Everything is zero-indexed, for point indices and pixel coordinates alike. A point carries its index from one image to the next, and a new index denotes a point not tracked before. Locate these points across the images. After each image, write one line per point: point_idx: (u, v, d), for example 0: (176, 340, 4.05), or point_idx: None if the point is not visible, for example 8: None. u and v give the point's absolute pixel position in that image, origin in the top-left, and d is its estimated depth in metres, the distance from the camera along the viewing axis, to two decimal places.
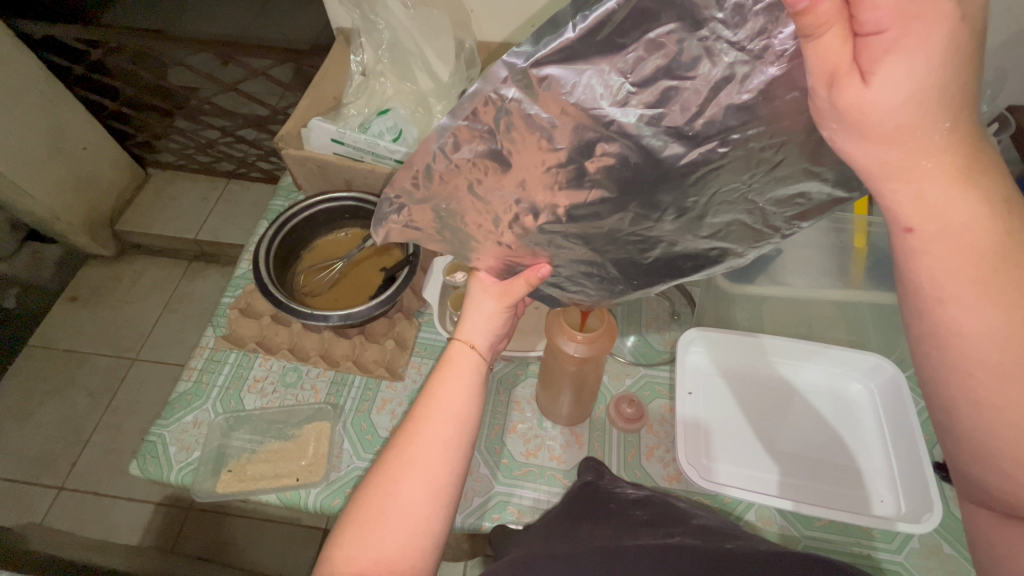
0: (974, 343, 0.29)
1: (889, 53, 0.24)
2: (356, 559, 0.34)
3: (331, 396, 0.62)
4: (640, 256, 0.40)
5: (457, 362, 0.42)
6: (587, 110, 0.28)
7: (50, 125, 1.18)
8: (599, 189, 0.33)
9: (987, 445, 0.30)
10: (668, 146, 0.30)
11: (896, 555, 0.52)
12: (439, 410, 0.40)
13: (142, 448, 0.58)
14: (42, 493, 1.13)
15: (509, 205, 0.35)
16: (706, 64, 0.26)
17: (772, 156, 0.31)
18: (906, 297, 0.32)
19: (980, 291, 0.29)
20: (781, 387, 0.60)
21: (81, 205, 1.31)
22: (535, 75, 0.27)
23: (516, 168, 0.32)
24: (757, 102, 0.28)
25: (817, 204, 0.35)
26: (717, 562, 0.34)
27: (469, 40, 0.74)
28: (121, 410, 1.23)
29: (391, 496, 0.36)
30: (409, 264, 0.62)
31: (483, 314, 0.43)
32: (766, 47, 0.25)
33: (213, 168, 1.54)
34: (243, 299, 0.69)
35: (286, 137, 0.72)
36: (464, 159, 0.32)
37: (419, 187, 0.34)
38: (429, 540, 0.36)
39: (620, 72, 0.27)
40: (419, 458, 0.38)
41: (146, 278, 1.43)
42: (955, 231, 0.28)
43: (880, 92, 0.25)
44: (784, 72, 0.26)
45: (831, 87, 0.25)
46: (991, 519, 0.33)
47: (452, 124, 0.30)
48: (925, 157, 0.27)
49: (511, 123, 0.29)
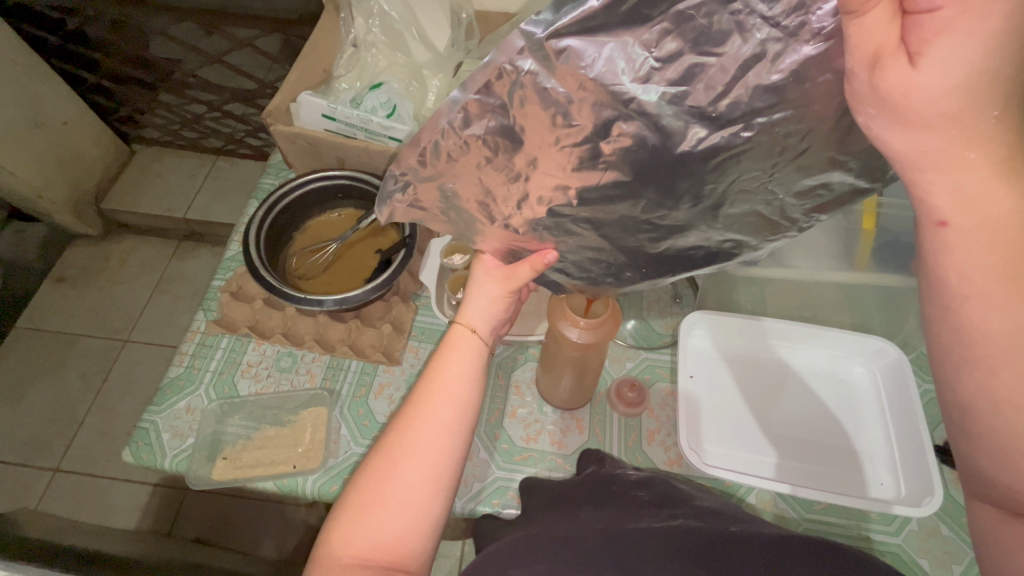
0: (998, 342, 0.28)
1: (943, 33, 0.23)
2: (355, 542, 0.34)
3: (328, 381, 0.61)
4: (650, 245, 0.38)
5: (460, 347, 0.40)
6: (608, 86, 0.27)
7: (25, 96, 1.13)
8: (613, 172, 0.32)
9: (1003, 444, 0.29)
10: (689, 129, 0.29)
11: (894, 536, 0.53)
12: (438, 394, 0.38)
13: (134, 435, 0.57)
14: (37, 475, 1.12)
15: (520, 185, 0.33)
16: (736, 39, 0.25)
17: (798, 143, 0.30)
18: (929, 292, 0.31)
19: (1008, 288, 0.28)
20: (781, 371, 0.60)
21: (64, 182, 1.26)
22: (552, 46, 0.25)
23: (527, 146, 0.30)
24: (788, 85, 0.26)
25: (836, 195, 0.34)
26: (719, 545, 0.33)
27: (466, 11, 0.70)
28: (115, 392, 1.22)
29: (390, 483, 0.35)
30: (406, 247, 0.60)
31: (485, 299, 0.42)
32: (802, 24, 0.24)
33: (201, 144, 1.49)
34: (235, 281, 0.67)
35: (274, 112, 0.68)
36: (474, 136, 0.30)
37: (425, 165, 0.32)
38: (429, 528, 0.35)
39: (643, 46, 0.25)
40: (419, 444, 0.36)
41: (135, 258, 1.40)
42: (989, 225, 0.27)
43: (929, 76, 0.24)
44: (820, 52, 0.25)
45: (873, 69, 0.24)
46: (998, 520, 0.32)
47: (463, 98, 0.28)
48: (968, 148, 0.26)
49: (525, 97, 0.28)
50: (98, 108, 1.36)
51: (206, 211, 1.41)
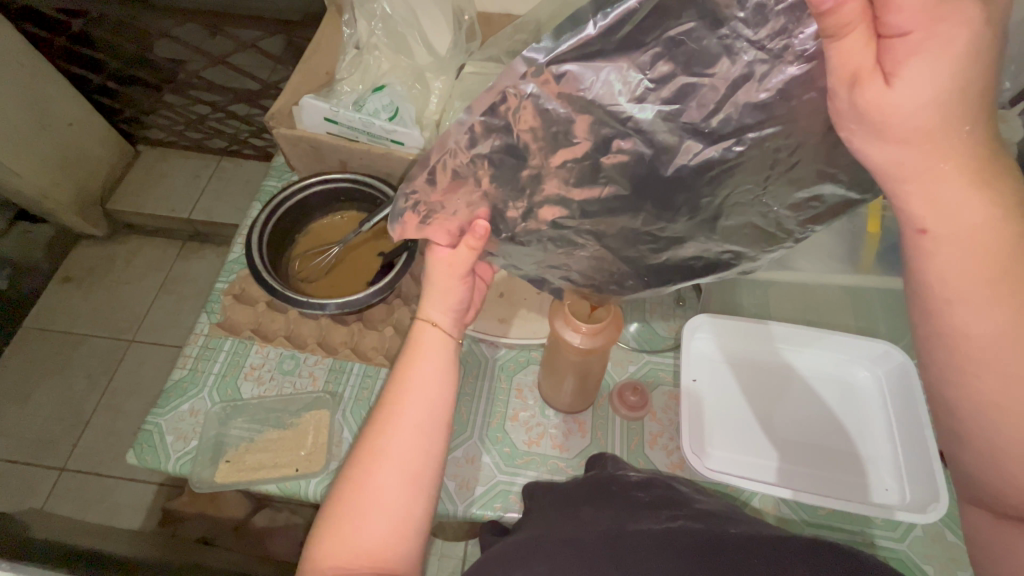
0: (981, 347, 0.28)
1: (913, 56, 0.24)
2: (338, 552, 0.33)
3: (330, 384, 0.61)
4: (651, 256, 0.38)
5: (424, 344, 0.41)
6: (605, 106, 0.28)
7: (31, 99, 1.14)
8: (612, 186, 0.33)
9: (990, 448, 0.29)
10: (684, 142, 0.30)
11: (899, 543, 0.52)
12: (408, 395, 0.38)
13: (138, 438, 0.57)
14: (45, 474, 1.13)
15: (524, 201, 0.35)
16: (725, 61, 0.26)
17: (788, 157, 0.30)
18: (913, 300, 0.31)
19: (988, 292, 0.28)
20: (785, 374, 0.59)
21: (70, 184, 1.27)
22: (552, 71, 0.26)
23: (534, 162, 0.32)
24: (775, 102, 0.27)
25: (830, 208, 0.34)
26: (716, 542, 0.33)
27: (469, 12, 0.71)
28: (120, 392, 1.23)
29: (369, 487, 0.35)
30: (408, 250, 0.60)
31: (439, 289, 0.41)
32: (786, 46, 0.25)
33: (205, 145, 1.49)
34: (238, 284, 0.67)
35: (277, 115, 0.68)
36: (481, 154, 0.31)
37: (434, 184, 0.34)
38: (413, 530, 0.35)
39: (638, 68, 0.27)
40: (392, 446, 0.37)
41: (141, 259, 1.40)
42: (966, 231, 0.28)
43: (904, 95, 0.25)
44: (804, 72, 0.26)
45: (852, 88, 0.25)
46: (991, 525, 0.31)
47: (469, 119, 0.29)
48: (943, 159, 0.27)
49: (526, 118, 0.29)
50: (103, 109, 1.36)
51: (210, 212, 1.42)
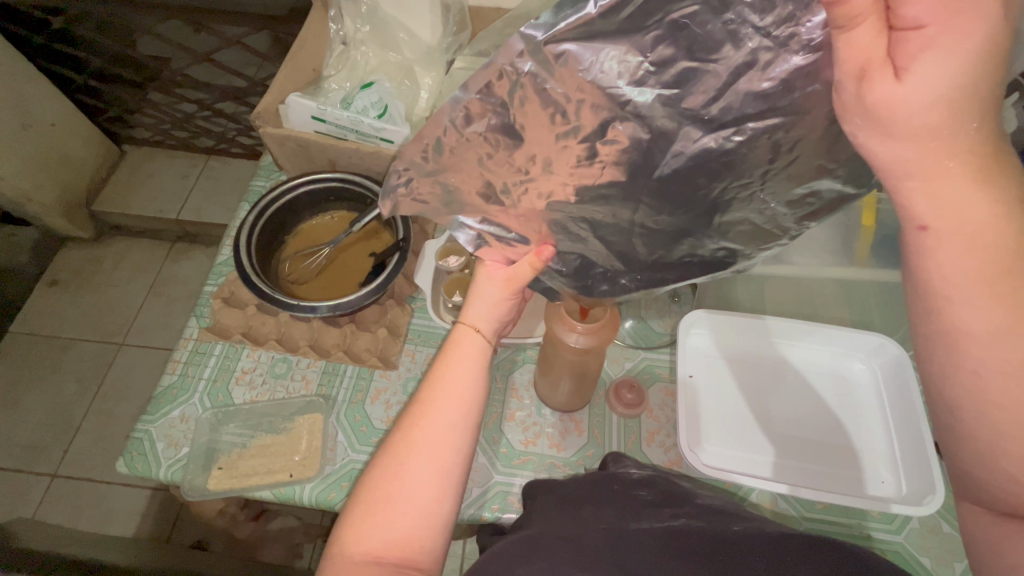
0: (980, 345, 0.28)
1: (927, 49, 0.24)
2: (367, 540, 0.33)
3: (323, 387, 0.60)
4: (647, 251, 0.38)
5: (464, 348, 0.39)
6: (604, 88, 0.27)
7: (13, 98, 1.11)
8: (611, 173, 0.32)
9: (989, 443, 0.29)
10: (683, 129, 0.29)
11: (895, 535, 0.52)
12: (443, 395, 0.37)
13: (128, 446, 0.56)
14: (35, 481, 1.12)
15: (522, 184, 0.33)
16: (729, 48, 0.26)
17: (788, 152, 0.30)
18: (913, 298, 0.31)
19: (990, 292, 0.27)
20: (780, 370, 0.59)
21: (54, 185, 1.24)
22: (551, 50, 0.26)
23: (528, 142, 0.30)
24: (778, 93, 0.27)
25: (827, 202, 0.34)
26: (717, 544, 0.33)
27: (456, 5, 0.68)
28: (111, 397, 1.21)
29: (399, 479, 0.35)
30: (398, 250, 0.59)
31: (489, 300, 0.40)
32: (792, 35, 0.25)
33: (192, 143, 1.47)
34: (227, 287, 0.66)
35: (263, 114, 0.66)
36: (476, 133, 0.30)
37: (427, 160, 0.32)
38: (438, 527, 0.35)
39: (639, 51, 0.26)
40: (423, 443, 0.36)
41: (128, 261, 1.38)
42: (968, 228, 0.27)
43: (911, 91, 0.25)
44: (809, 62, 0.26)
45: (860, 82, 0.25)
46: (987, 520, 0.31)
47: (464, 97, 0.29)
48: (947, 157, 0.26)
49: (525, 97, 0.28)
50: (86, 109, 1.34)
51: (199, 212, 1.40)
